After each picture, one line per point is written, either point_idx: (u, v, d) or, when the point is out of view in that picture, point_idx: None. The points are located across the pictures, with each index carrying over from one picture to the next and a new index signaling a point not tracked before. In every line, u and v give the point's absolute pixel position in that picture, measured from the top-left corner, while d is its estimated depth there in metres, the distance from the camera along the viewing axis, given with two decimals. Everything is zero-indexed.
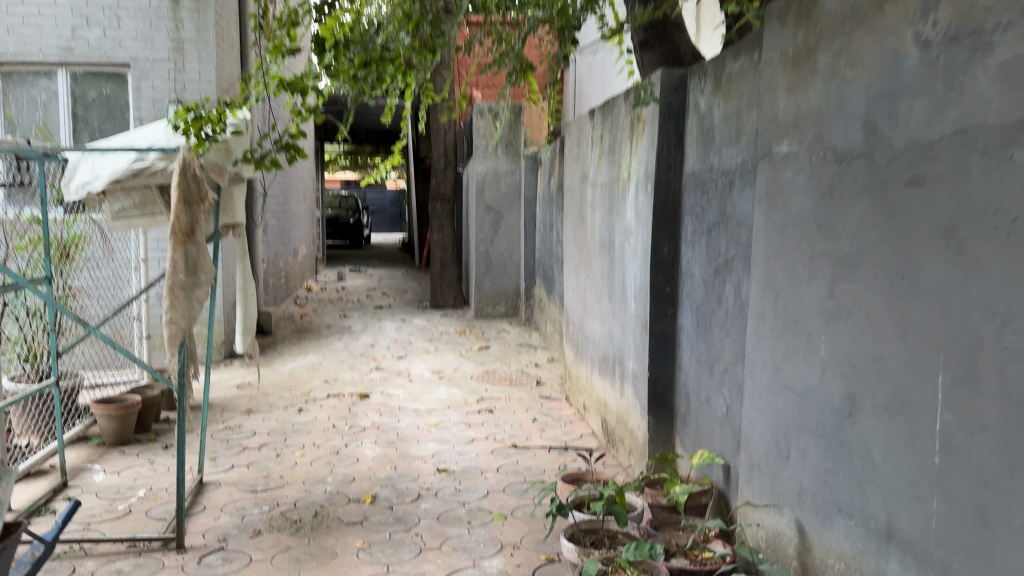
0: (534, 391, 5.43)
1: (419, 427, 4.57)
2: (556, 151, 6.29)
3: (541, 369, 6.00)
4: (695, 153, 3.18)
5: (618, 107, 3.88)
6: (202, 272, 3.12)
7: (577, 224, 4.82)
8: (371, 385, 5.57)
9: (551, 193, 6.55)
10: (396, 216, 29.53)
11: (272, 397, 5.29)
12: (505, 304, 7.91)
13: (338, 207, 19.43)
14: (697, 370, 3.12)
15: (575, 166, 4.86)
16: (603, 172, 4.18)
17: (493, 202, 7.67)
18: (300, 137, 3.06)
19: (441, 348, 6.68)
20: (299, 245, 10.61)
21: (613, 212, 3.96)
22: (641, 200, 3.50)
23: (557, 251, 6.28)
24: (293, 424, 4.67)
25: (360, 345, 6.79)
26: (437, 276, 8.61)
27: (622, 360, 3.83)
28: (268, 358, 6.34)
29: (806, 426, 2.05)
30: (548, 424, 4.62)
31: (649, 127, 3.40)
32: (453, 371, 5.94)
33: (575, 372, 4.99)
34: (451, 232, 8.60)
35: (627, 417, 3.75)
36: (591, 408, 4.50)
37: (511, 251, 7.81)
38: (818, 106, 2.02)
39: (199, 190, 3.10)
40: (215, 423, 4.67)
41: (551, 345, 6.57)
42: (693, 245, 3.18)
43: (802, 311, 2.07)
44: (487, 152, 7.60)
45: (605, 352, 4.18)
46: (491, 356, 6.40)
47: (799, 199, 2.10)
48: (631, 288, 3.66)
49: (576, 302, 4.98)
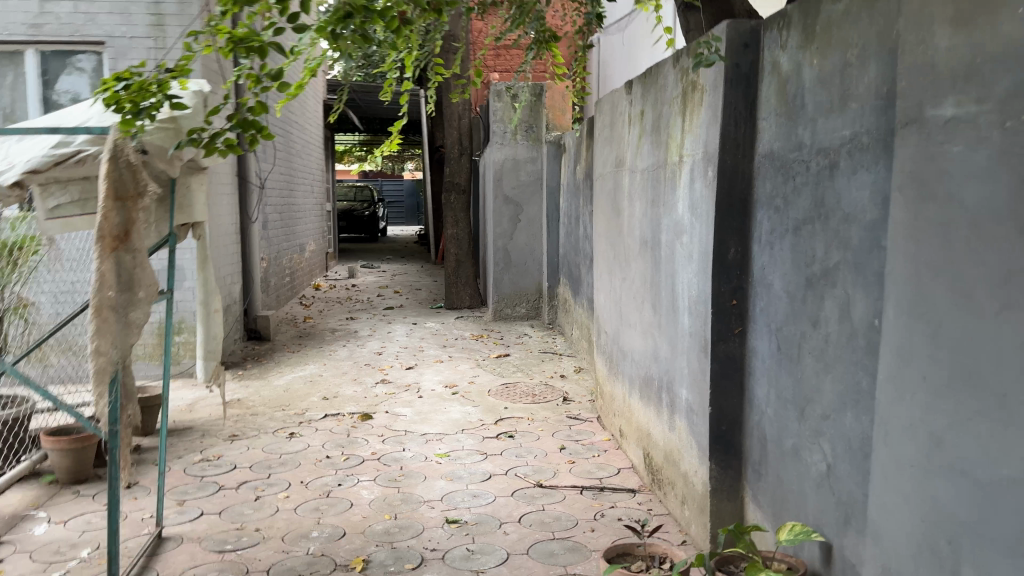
0: (560, 409, 4.73)
1: (426, 459, 3.88)
2: (583, 136, 5.55)
3: (568, 382, 5.28)
4: (774, 127, 2.45)
5: (666, 75, 3.16)
6: (139, 288, 2.45)
7: (611, 218, 4.10)
8: (375, 402, 4.89)
9: (578, 182, 5.81)
10: (413, 208, 28.87)
11: (262, 420, 4.63)
12: (526, 305, 7.20)
13: (352, 200, 18.80)
14: (779, 409, 2.41)
15: (610, 150, 4.12)
16: (644, 155, 3.46)
17: (513, 194, 6.99)
18: (262, 112, 2.35)
19: (455, 356, 5.99)
20: (307, 241, 9.92)
21: (658, 204, 3.24)
22: (697, 189, 2.78)
23: (585, 248, 5.56)
24: (281, 454, 4.01)
25: (366, 353, 6.11)
26: (452, 274, 7.90)
27: (671, 387, 3.12)
28: (262, 370, 5.68)
29: (997, 537, 1.34)
30: (579, 455, 3.92)
31: (710, 96, 2.67)
32: (468, 385, 5.25)
33: (609, 390, 4.28)
34: (467, 225, 7.93)
35: (679, 457, 3.04)
36: (630, 437, 3.78)
37: (533, 247, 7.10)
38: (1016, 43, 1.29)
39: (137, 184, 2.46)
40: (191, 454, 4.03)
41: (579, 353, 5.84)
42: (771, 247, 2.46)
43: (992, 361, 1.35)
44: (505, 138, 6.88)
45: (647, 372, 3.47)
46: (511, 366, 5.69)
47: (979, 188, 1.38)
48: (684, 298, 2.95)
49: (609, 309, 4.26)
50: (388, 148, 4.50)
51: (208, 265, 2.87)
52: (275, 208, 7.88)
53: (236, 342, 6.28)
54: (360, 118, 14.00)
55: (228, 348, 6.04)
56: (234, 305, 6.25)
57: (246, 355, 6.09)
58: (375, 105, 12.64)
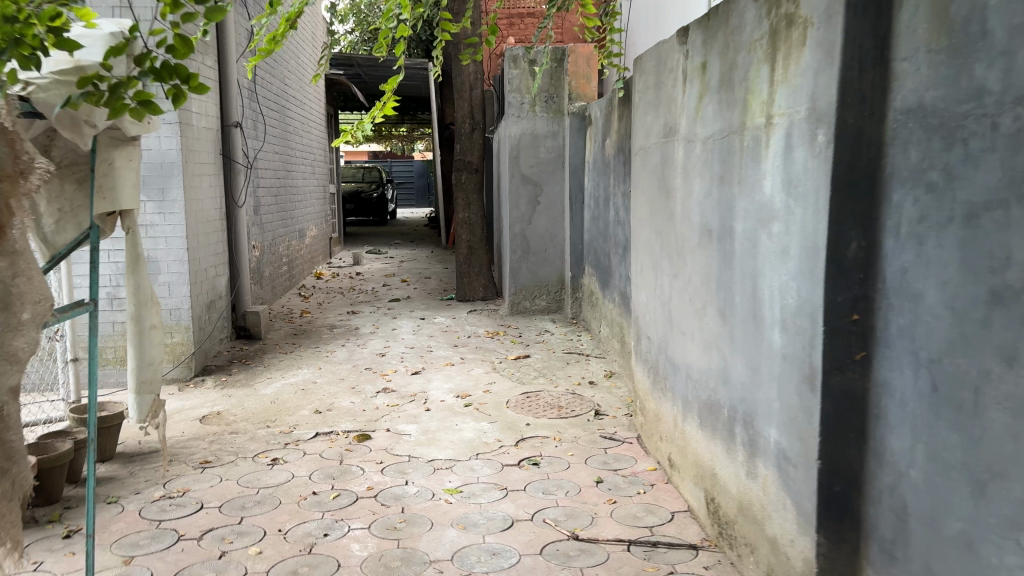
0: (592, 425, 4.01)
1: (434, 497, 3.18)
2: (615, 104, 4.79)
3: (598, 391, 4.55)
4: (925, 69, 1.70)
5: (744, 11, 2.42)
6: (21, 306, 1.73)
7: (655, 200, 3.36)
8: (374, 419, 4.19)
9: (607, 158, 5.06)
10: (424, 190, 28.17)
11: (241, 440, 3.94)
12: (547, 297, 6.45)
13: (360, 181, 18.15)
14: (933, 475, 1.69)
15: (656, 118, 3.35)
16: (710, 121, 2.71)
17: (531, 172, 6.24)
18: (184, 51, 1.63)
19: (468, 358, 5.29)
20: (307, 226, 9.18)
21: (730, 182, 2.50)
22: (798, 160, 2.05)
23: (616, 235, 4.83)
24: (258, 489, 3.31)
25: (367, 355, 5.41)
26: (463, 263, 7.17)
27: (750, 421, 2.41)
28: (248, 376, 5.00)
29: None
30: (620, 491, 3.19)
31: (821, 32, 1.94)
32: (483, 394, 4.55)
33: (653, 408, 3.55)
34: (479, 208, 7.19)
35: (762, 515, 2.33)
36: (685, 473, 3.06)
37: (554, 233, 6.35)
38: None
39: (16, 160, 1.73)
40: (151, 490, 3.35)
41: (609, 354, 5.12)
42: (922, 242, 1.72)
43: None
44: (522, 109, 6.12)
45: (710, 395, 2.75)
46: (531, 370, 4.98)
47: None
48: (774, 309, 2.20)
49: (652, 310, 3.53)
50: (384, 110, 3.36)
51: (137, 268, 2.22)
52: (269, 191, 7.18)
53: (222, 342, 5.61)
54: (364, 95, 13.25)
55: (213, 350, 5.37)
56: (219, 301, 5.57)
57: (232, 358, 5.41)
58: (379, 80, 11.88)
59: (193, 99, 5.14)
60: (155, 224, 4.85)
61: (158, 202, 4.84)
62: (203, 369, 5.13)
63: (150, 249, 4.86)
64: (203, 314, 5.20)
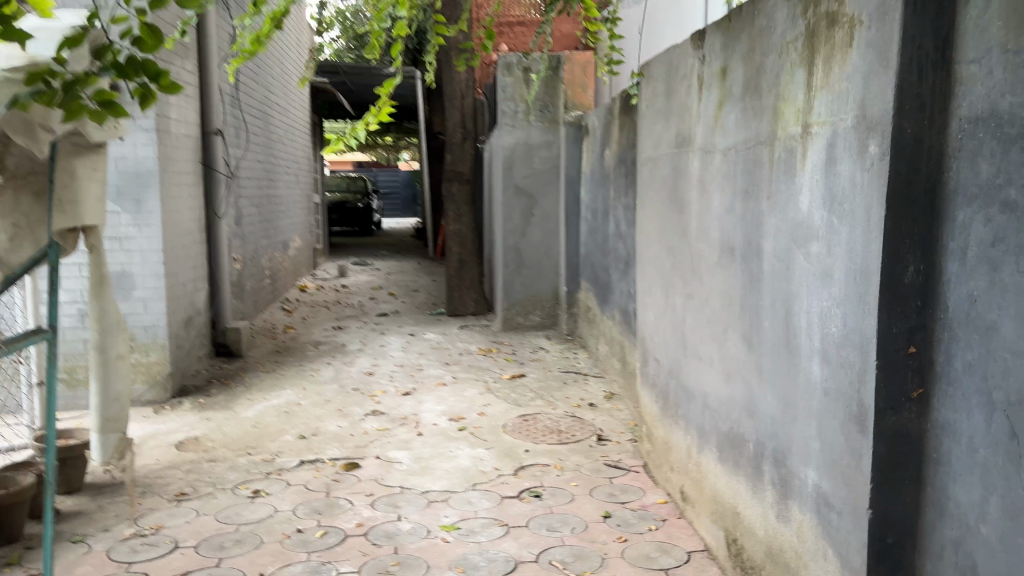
0: (594, 452, 3.78)
1: (430, 535, 2.93)
2: (616, 112, 4.59)
3: (599, 414, 4.32)
4: (998, 72, 1.49)
5: (775, 11, 2.22)
6: None
7: (666, 214, 3.16)
8: (363, 444, 3.94)
9: (607, 169, 4.85)
10: (409, 200, 27.95)
11: (220, 469, 3.67)
12: (540, 313, 6.23)
13: (345, 190, 17.88)
14: (1012, 535, 1.47)
15: (667, 127, 3.15)
16: (732, 131, 2.51)
17: (525, 183, 6.03)
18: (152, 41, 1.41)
19: (461, 377, 5.05)
20: (291, 237, 8.91)
21: (758, 197, 2.30)
22: (843, 173, 1.85)
23: (617, 249, 4.62)
24: (238, 526, 3.05)
25: (354, 374, 5.15)
26: (453, 276, 6.94)
27: (782, 459, 2.19)
28: (228, 398, 4.73)
29: None
30: (629, 528, 2.97)
31: (873, 32, 1.73)
32: (478, 417, 4.31)
33: (662, 435, 3.33)
34: (470, 220, 6.97)
35: (796, 564, 2.11)
36: (701, 509, 2.85)
37: (548, 246, 6.14)
38: None
39: None
40: (121, 527, 3.07)
41: (608, 374, 4.90)
42: (996, 268, 1.51)
43: None
44: (516, 118, 5.91)
45: (733, 426, 2.54)
46: (527, 391, 4.75)
47: None
48: (814, 337, 1.99)
49: (660, 331, 3.32)
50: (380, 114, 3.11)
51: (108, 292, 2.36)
52: (252, 201, 6.92)
53: (201, 361, 5.33)
54: (350, 103, 13.01)
55: (191, 369, 5.10)
56: (198, 317, 5.30)
57: (212, 378, 5.14)
58: (366, 88, 11.64)
59: (172, 104, 4.89)
60: (130, 236, 4.58)
61: (134, 214, 4.57)
62: (179, 390, 4.86)
63: (124, 263, 4.59)
64: (181, 331, 4.93)
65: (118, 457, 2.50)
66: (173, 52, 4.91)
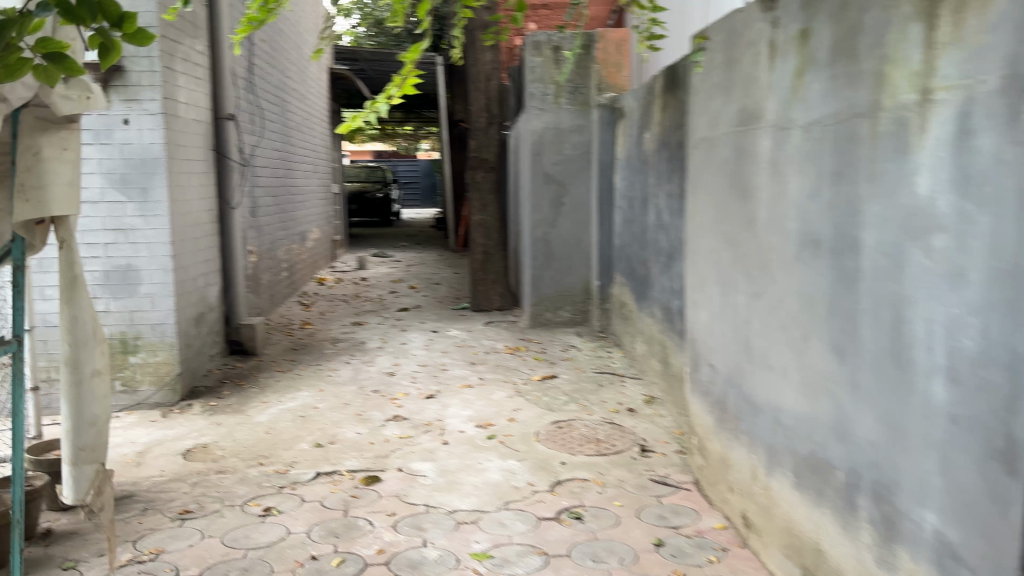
0: (638, 464, 3.43)
1: (459, 565, 2.60)
2: (658, 91, 4.21)
3: (640, 421, 3.96)
4: None
5: None
6: None
7: (727, 200, 2.79)
8: (385, 454, 3.61)
9: (646, 153, 4.48)
10: (429, 190, 27.67)
11: (229, 482, 3.36)
12: (571, 308, 5.87)
13: (364, 180, 17.60)
14: None
15: (729, 102, 2.78)
16: (817, 103, 2.14)
17: (555, 171, 5.66)
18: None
19: (488, 378, 4.71)
20: (309, 228, 8.62)
21: (855, 180, 1.94)
22: (985, 148, 1.47)
23: (658, 241, 4.25)
24: (246, 551, 2.74)
25: (374, 374, 4.83)
26: (478, 269, 6.60)
27: (886, 495, 1.84)
28: (241, 400, 4.43)
29: None
30: (686, 558, 2.62)
31: None
32: (508, 424, 3.97)
33: (719, 450, 2.97)
34: (496, 209, 6.62)
35: None
36: (770, 539, 2.50)
37: (579, 237, 5.78)
38: None
39: None
40: (119, 550, 2.77)
41: (647, 375, 4.54)
42: None
43: None
44: (545, 101, 5.55)
45: (817, 449, 2.18)
46: (560, 394, 4.40)
47: None
48: (938, 352, 1.63)
49: (716, 332, 2.96)
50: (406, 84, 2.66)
51: (83, 293, 2.31)
52: (268, 190, 6.62)
53: (214, 359, 5.05)
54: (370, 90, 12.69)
55: (202, 369, 4.81)
56: (210, 313, 5.00)
57: (224, 378, 4.85)
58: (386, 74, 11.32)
59: (180, 87, 4.57)
60: (136, 227, 4.29)
61: (140, 203, 4.27)
62: (190, 391, 4.58)
63: (130, 256, 4.30)
64: (191, 328, 4.64)
65: (97, 499, 2.36)
66: (181, 30, 4.59)
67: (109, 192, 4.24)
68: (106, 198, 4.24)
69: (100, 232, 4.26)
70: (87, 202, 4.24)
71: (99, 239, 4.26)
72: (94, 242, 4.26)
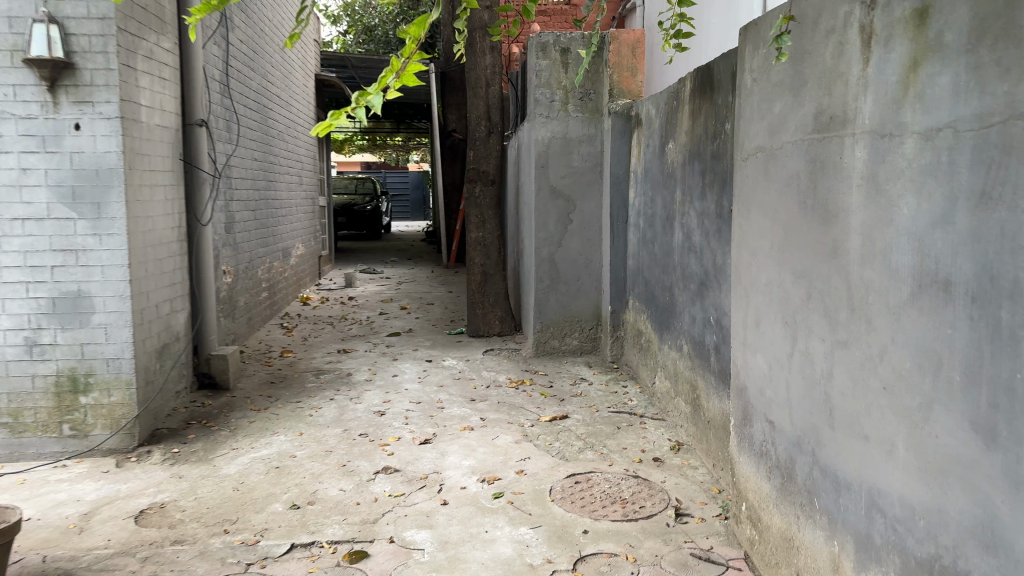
0: (675, 533, 2.90)
1: None
2: (686, 96, 3.72)
3: (669, 474, 3.43)
4: None
5: None
6: None
7: (799, 225, 2.27)
8: (373, 519, 3.05)
9: (671, 165, 3.97)
10: (419, 203, 27.12)
11: (186, 556, 2.80)
12: (579, 335, 5.34)
13: (353, 193, 17.05)
14: None
15: (799, 105, 2.27)
16: (943, 102, 1.63)
17: (562, 185, 5.15)
18: None
19: (491, 419, 4.17)
20: (292, 245, 8.05)
21: (1016, 203, 1.42)
22: None
23: (687, 266, 3.73)
24: None
25: (362, 414, 4.27)
26: (476, 291, 6.07)
27: None
28: (208, 447, 3.87)
29: None
30: None
31: None
32: (517, 477, 3.43)
33: (782, 527, 2.44)
34: (496, 226, 6.11)
35: None
36: None
37: (588, 258, 5.26)
38: None
39: None
40: None
41: (672, 416, 4.01)
42: None
43: None
44: (552, 108, 5.06)
45: (947, 556, 1.64)
46: (574, 439, 3.87)
47: None
48: None
49: (779, 384, 2.43)
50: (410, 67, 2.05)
51: None
52: (245, 205, 6.06)
53: (179, 396, 4.48)
54: None
55: (165, 408, 4.25)
56: (176, 343, 4.45)
57: (190, 418, 4.29)
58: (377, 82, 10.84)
59: (143, 88, 4.03)
60: (87, 248, 3.72)
61: (92, 220, 3.72)
62: (150, 435, 4.02)
63: (81, 280, 3.73)
64: (152, 363, 4.08)
65: None
66: (144, 24, 4.05)
67: (57, 207, 3.68)
68: (53, 214, 3.69)
69: (46, 253, 3.70)
70: (32, 219, 3.68)
71: (46, 261, 3.70)
72: (39, 265, 3.69)
